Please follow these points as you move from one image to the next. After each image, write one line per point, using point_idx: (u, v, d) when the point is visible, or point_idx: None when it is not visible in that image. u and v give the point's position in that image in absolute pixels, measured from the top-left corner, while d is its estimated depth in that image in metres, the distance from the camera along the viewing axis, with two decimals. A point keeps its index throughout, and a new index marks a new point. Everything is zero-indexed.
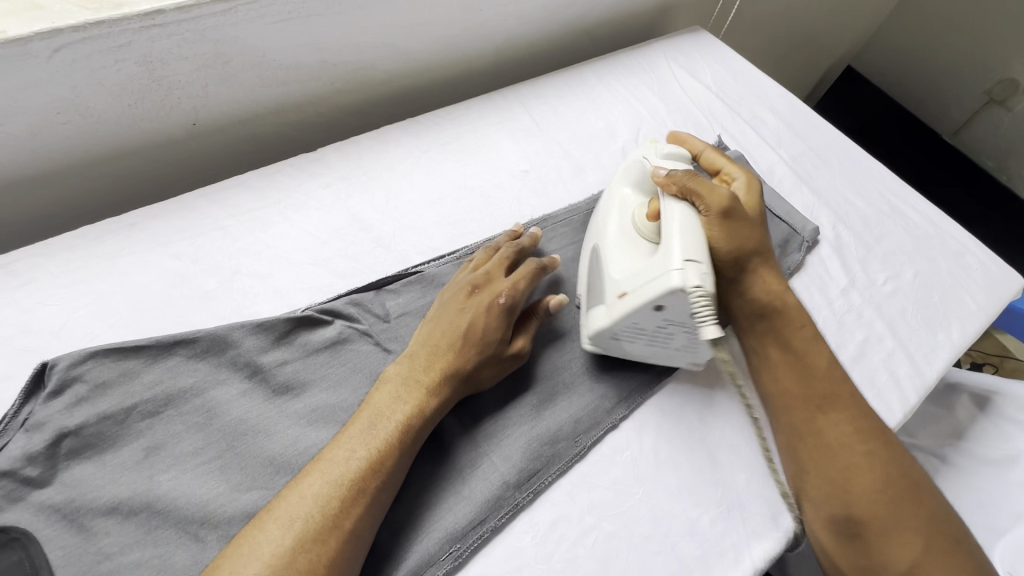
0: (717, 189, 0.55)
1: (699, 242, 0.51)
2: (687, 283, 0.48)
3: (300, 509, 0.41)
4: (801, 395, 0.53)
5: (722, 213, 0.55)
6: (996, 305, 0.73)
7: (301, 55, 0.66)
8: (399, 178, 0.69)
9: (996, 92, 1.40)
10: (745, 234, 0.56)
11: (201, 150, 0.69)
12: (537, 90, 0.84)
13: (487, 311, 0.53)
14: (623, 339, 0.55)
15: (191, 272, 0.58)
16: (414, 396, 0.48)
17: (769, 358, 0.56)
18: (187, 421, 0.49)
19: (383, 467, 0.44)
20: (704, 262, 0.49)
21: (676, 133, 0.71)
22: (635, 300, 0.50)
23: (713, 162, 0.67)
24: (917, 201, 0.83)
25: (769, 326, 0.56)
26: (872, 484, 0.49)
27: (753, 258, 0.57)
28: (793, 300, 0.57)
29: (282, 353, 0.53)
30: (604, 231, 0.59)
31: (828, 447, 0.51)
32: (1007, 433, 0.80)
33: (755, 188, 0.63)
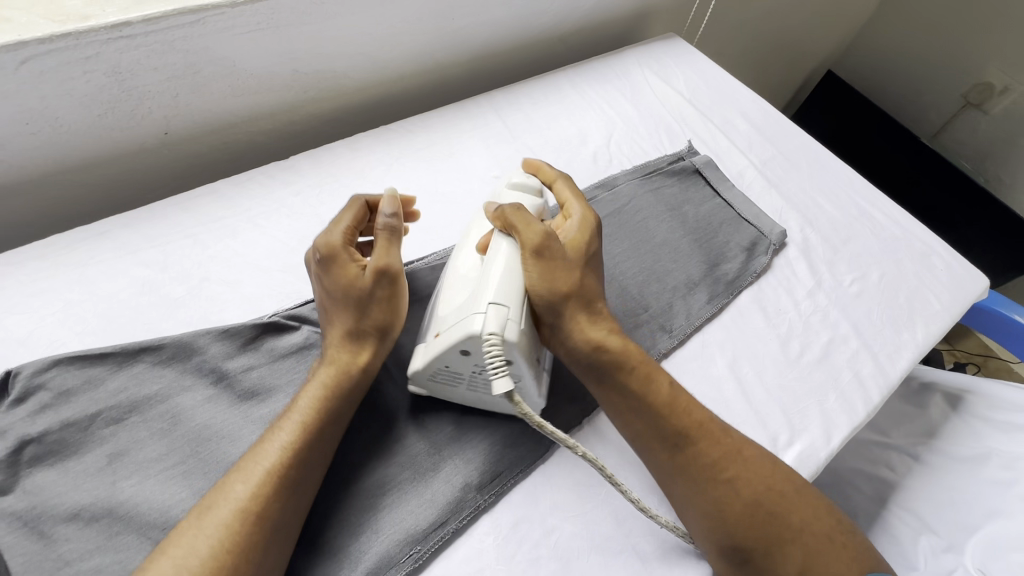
0: (532, 225, 0.52)
1: (516, 284, 0.49)
2: (483, 328, 0.47)
3: (211, 497, 0.43)
4: (647, 429, 0.51)
5: (535, 252, 0.51)
6: (960, 304, 0.75)
7: (272, 65, 0.67)
8: (370, 185, 0.70)
9: (972, 95, 1.42)
10: (559, 276, 0.51)
11: (175, 159, 0.70)
12: (510, 98, 0.85)
13: (324, 275, 0.51)
14: (441, 383, 0.53)
15: (160, 280, 0.58)
16: (325, 380, 0.49)
17: (614, 404, 0.53)
18: (151, 427, 0.49)
19: (291, 449, 0.45)
20: (512, 305, 0.48)
21: (528, 163, 0.64)
22: (444, 341, 0.49)
23: (562, 196, 0.60)
24: (885, 203, 0.85)
25: (603, 373, 0.52)
26: (744, 505, 0.48)
27: (571, 302, 0.52)
28: (618, 343, 0.53)
29: (248, 359, 0.54)
30: (450, 266, 0.56)
31: (696, 478, 0.49)
32: (978, 432, 0.81)
33: (587, 228, 0.56)
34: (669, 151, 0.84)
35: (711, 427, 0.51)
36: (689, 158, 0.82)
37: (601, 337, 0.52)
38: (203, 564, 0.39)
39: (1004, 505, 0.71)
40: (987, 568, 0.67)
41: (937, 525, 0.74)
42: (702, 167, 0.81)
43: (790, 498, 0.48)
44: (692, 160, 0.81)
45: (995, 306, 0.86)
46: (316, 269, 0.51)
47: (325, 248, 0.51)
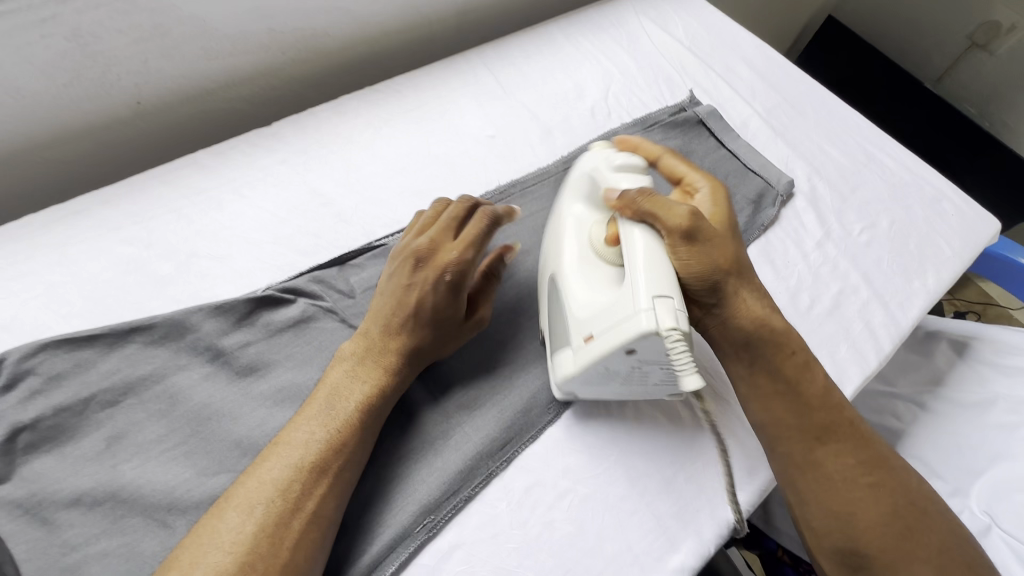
0: (677, 208, 0.48)
1: (668, 272, 0.45)
2: (659, 325, 0.42)
3: (260, 495, 0.40)
4: (793, 426, 0.50)
5: (686, 236, 0.48)
6: (971, 249, 0.73)
7: (246, 24, 0.63)
8: (360, 150, 0.67)
9: (979, 35, 1.37)
10: (711, 253, 0.49)
11: (152, 129, 0.66)
12: (501, 52, 0.80)
13: (443, 294, 0.50)
14: (593, 385, 0.49)
15: (145, 258, 0.55)
16: (371, 375, 0.48)
17: (761, 388, 0.51)
18: (149, 408, 0.48)
19: (344, 447, 0.44)
20: (676, 295, 0.44)
21: (625, 138, 0.60)
22: (603, 344, 0.45)
23: (674, 169, 0.58)
24: (894, 149, 0.82)
25: (753, 354, 0.51)
26: (881, 516, 0.46)
27: (729, 280, 0.50)
28: (778, 320, 0.52)
29: (244, 334, 0.52)
30: (559, 259, 0.52)
31: (830, 481, 0.48)
32: (983, 377, 0.80)
33: (721, 199, 0.55)
34: (670, 102, 0.80)
35: (858, 427, 0.50)
36: (691, 109, 0.78)
37: (761, 313, 0.51)
38: (264, 564, 0.38)
39: (1010, 449, 0.72)
40: (994, 511, 0.69)
41: (944, 471, 0.74)
42: (706, 118, 0.77)
43: (929, 520, 0.47)
44: (694, 110, 0.78)
45: (1002, 251, 0.84)
46: (443, 285, 0.50)
47: (459, 269, 0.50)
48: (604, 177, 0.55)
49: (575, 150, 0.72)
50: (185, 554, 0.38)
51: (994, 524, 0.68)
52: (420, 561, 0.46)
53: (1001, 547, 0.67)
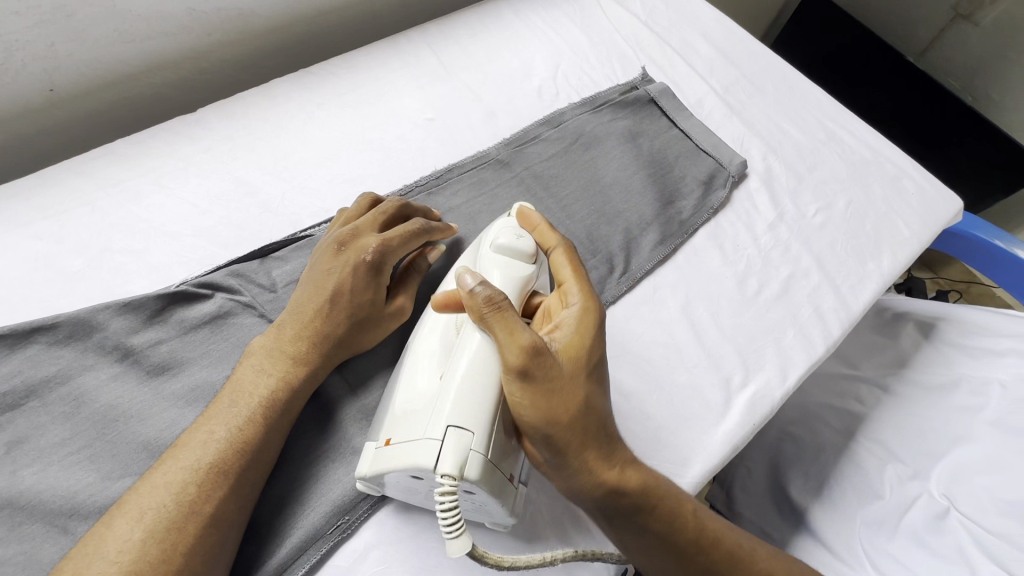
0: (519, 338, 0.40)
1: (482, 404, 0.40)
2: (440, 464, 0.38)
3: (153, 500, 0.39)
4: (661, 572, 0.44)
5: (520, 374, 0.40)
6: (930, 229, 0.71)
7: (161, 3, 0.60)
8: (290, 136, 0.64)
9: (963, 6, 1.32)
10: (546, 399, 0.40)
11: (72, 117, 0.63)
12: (445, 30, 0.77)
13: (359, 276, 0.50)
14: (393, 488, 0.44)
15: (56, 254, 0.53)
16: (279, 368, 0.46)
17: (622, 539, 0.44)
18: (53, 411, 0.46)
19: (248, 446, 0.42)
20: (479, 428, 0.39)
21: (528, 217, 0.51)
22: (394, 461, 0.40)
23: (561, 271, 0.48)
24: (855, 125, 0.79)
25: (603, 511, 0.42)
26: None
27: (569, 437, 0.40)
28: (632, 481, 0.42)
29: (156, 332, 0.50)
30: (415, 339, 0.48)
31: None
32: (949, 359, 0.79)
33: (587, 328, 0.44)
34: (622, 80, 0.77)
35: (744, 560, 0.45)
36: (642, 87, 0.75)
37: (616, 478, 0.42)
38: (155, 570, 0.36)
39: (972, 432, 0.70)
40: (952, 494, 0.66)
41: (904, 453, 0.72)
42: (657, 96, 0.74)
43: None
44: (646, 89, 0.75)
45: (973, 231, 0.86)
46: (360, 267, 0.50)
47: (381, 252, 0.51)
48: (481, 254, 0.49)
49: (517, 132, 0.69)
50: (72, 563, 0.36)
51: (952, 506, 0.66)
52: (334, 562, 0.44)
53: (958, 531, 0.64)
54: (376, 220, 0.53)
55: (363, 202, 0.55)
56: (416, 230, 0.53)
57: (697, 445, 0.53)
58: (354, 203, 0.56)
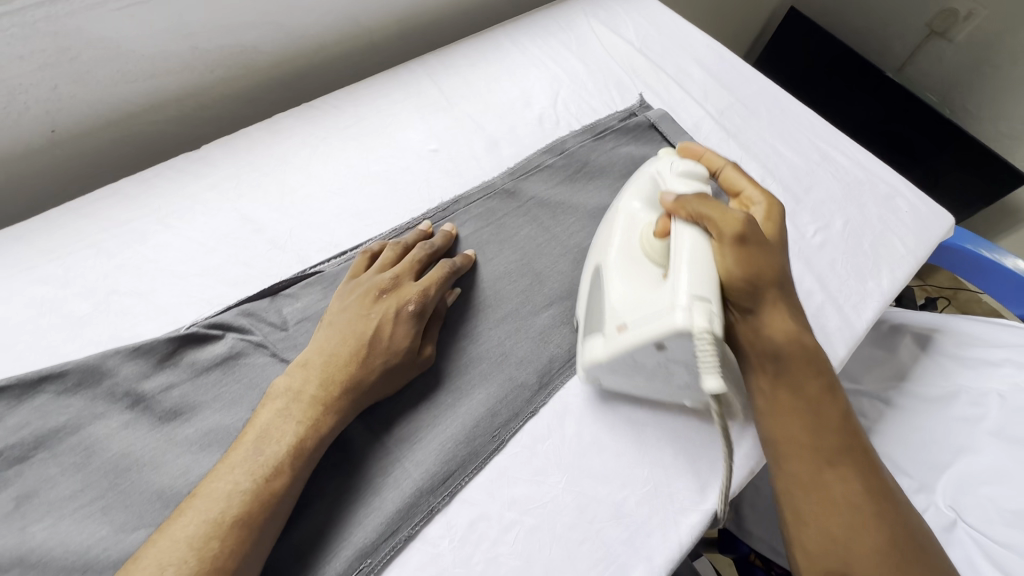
0: (733, 214, 0.50)
1: (708, 276, 0.47)
2: (693, 323, 0.44)
3: (174, 555, 0.38)
4: (808, 443, 0.49)
5: (740, 237, 0.49)
6: (925, 247, 0.72)
7: (164, 43, 0.60)
8: (295, 171, 0.64)
9: (936, 24, 1.38)
10: (763, 263, 0.50)
11: (72, 157, 0.63)
12: (446, 61, 0.78)
13: (401, 323, 0.52)
14: (618, 373, 0.51)
15: (61, 298, 0.52)
16: (307, 416, 0.46)
17: (776, 402, 0.51)
18: (62, 462, 0.45)
19: (271, 498, 0.42)
20: (713, 300, 0.45)
21: (694, 148, 0.64)
22: (636, 335, 0.46)
23: (734, 183, 0.61)
24: (847, 145, 0.81)
25: (779, 371, 0.51)
26: (875, 543, 0.44)
27: (769, 291, 0.51)
28: (812, 343, 0.52)
29: (166, 376, 0.49)
30: (609, 243, 0.55)
31: (834, 503, 0.46)
32: (948, 371, 0.79)
33: (776, 214, 0.57)
34: (620, 107, 0.78)
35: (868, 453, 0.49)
36: (641, 114, 0.77)
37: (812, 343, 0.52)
38: None
39: (974, 442, 0.70)
40: (959, 505, 0.67)
41: (909, 467, 0.74)
42: (657, 121, 0.76)
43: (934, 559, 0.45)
44: (645, 115, 0.76)
45: (962, 243, 0.87)
46: (405, 314, 0.52)
47: (422, 302, 0.53)
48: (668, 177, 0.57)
49: (521, 161, 0.70)
50: None
51: (960, 518, 0.67)
52: None
53: (966, 543, 0.65)
54: (411, 270, 0.56)
55: (395, 248, 0.57)
56: (448, 276, 0.56)
57: (715, 473, 0.53)
58: (383, 249, 0.57)
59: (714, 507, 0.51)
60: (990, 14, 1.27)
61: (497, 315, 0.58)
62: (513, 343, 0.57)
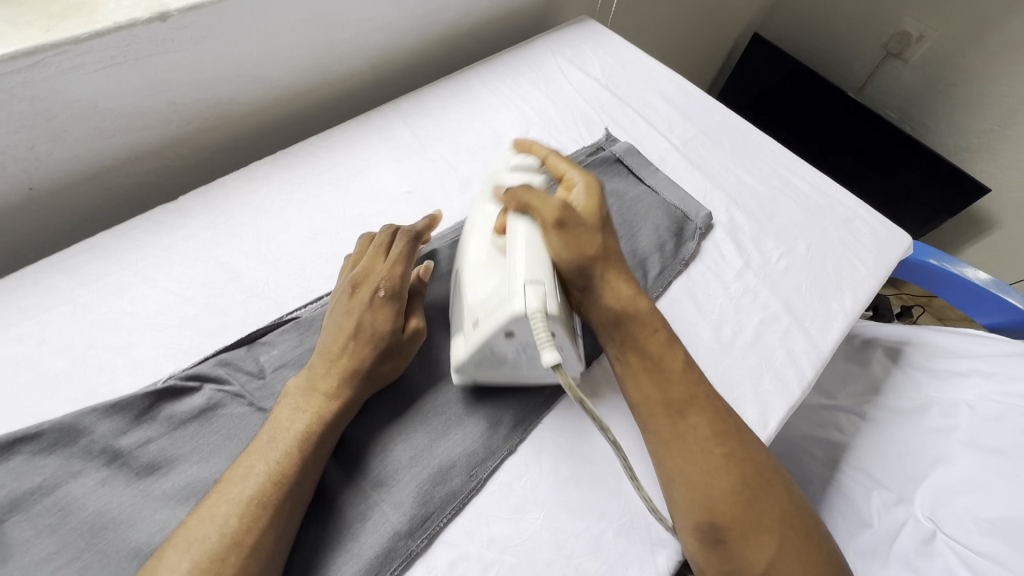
0: (548, 201, 0.56)
1: (542, 262, 0.53)
2: (528, 306, 0.49)
3: (199, 531, 0.41)
4: (660, 400, 0.53)
5: (557, 223, 0.55)
6: (885, 267, 0.75)
7: (141, 99, 0.62)
8: (272, 219, 0.65)
9: (892, 45, 1.45)
10: (581, 243, 0.56)
11: (50, 213, 0.64)
12: (418, 103, 0.81)
13: (375, 309, 0.54)
14: (488, 368, 0.54)
15: (38, 355, 0.53)
16: (314, 405, 0.49)
17: (631, 365, 0.56)
18: (37, 523, 0.44)
19: (287, 480, 0.45)
20: (547, 282, 0.51)
21: (523, 142, 0.67)
22: (486, 327, 0.51)
23: (557, 169, 0.63)
24: (806, 171, 0.85)
25: (622, 334, 0.57)
26: (732, 485, 0.49)
27: (596, 265, 0.57)
28: (644, 305, 0.58)
29: (144, 431, 0.49)
30: (464, 254, 0.58)
31: (690, 452, 0.51)
32: (917, 382, 0.82)
33: (594, 191, 0.60)
34: (588, 142, 0.81)
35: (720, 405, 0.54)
36: (608, 148, 0.80)
37: (643, 306, 0.58)
38: None
39: (947, 452, 0.71)
40: (936, 516, 0.67)
41: (887, 480, 0.74)
42: (623, 155, 0.79)
43: (776, 489, 0.50)
44: (611, 149, 0.79)
45: (924, 258, 0.91)
46: (379, 300, 0.54)
47: (392, 284, 0.55)
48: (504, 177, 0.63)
49: None
50: None
51: (938, 529, 0.66)
52: None
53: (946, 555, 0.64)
54: (380, 255, 0.57)
55: (364, 243, 0.60)
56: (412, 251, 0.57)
57: None
58: (357, 247, 0.60)
59: None
60: (941, 36, 1.34)
61: None
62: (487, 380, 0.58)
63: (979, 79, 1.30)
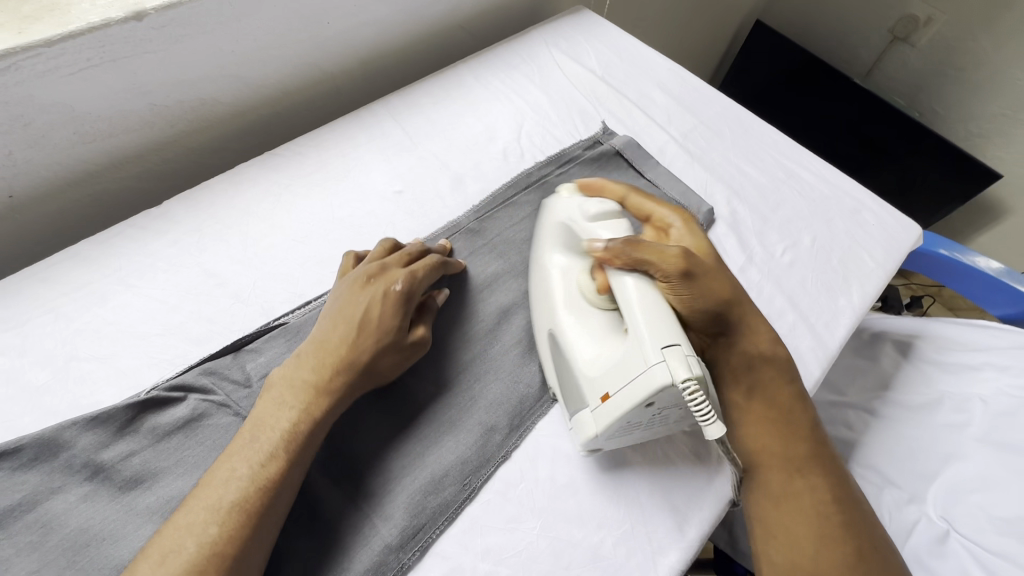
0: (670, 252, 0.50)
1: (670, 320, 0.46)
2: (675, 376, 0.43)
3: (175, 541, 0.39)
4: (779, 452, 0.52)
5: (684, 274, 0.50)
6: (894, 260, 0.73)
7: (121, 101, 0.60)
8: (259, 222, 0.64)
9: (899, 30, 1.41)
10: (715, 282, 0.53)
11: (34, 220, 0.62)
12: (409, 100, 0.78)
13: (387, 303, 0.52)
14: (618, 437, 0.50)
15: (19, 367, 0.51)
16: (302, 401, 0.47)
17: (756, 412, 0.54)
18: (17, 541, 0.43)
19: (268, 483, 0.43)
20: (683, 341, 0.45)
21: (588, 184, 0.62)
22: (620, 405, 0.46)
23: (641, 207, 0.62)
24: (811, 161, 0.82)
25: (752, 379, 0.54)
26: (841, 558, 0.46)
27: (731, 311, 0.54)
28: (782, 352, 0.55)
29: (127, 444, 0.48)
30: (553, 300, 0.56)
31: (801, 509, 0.49)
32: (930, 377, 0.78)
33: (695, 232, 0.60)
34: (584, 136, 0.79)
35: (840, 466, 0.52)
36: (605, 142, 0.77)
37: (771, 348, 0.55)
38: None
39: (962, 449, 0.69)
40: (950, 516, 0.65)
41: (900, 479, 0.71)
42: (622, 149, 0.77)
43: (889, 563, 0.47)
44: (609, 143, 0.77)
45: (933, 248, 0.88)
46: (392, 294, 0.52)
47: (408, 283, 0.53)
48: (587, 228, 0.57)
49: (486, 198, 0.70)
50: None
51: (952, 529, 0.64)
52: None
53: (961, 555, 0.63)
54: (405, 258, 0.57)
55: (385, 245, 0.59)
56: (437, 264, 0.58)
57: (691, 507, 0.52)
58: (376, 246, 0.59)
59: (694, 545, 0.50)
60: (950, 19, 1.30)
61: (467, 358, 0.58)
62: (481, 384, 0.56)
63: (991, 62, 1.26)
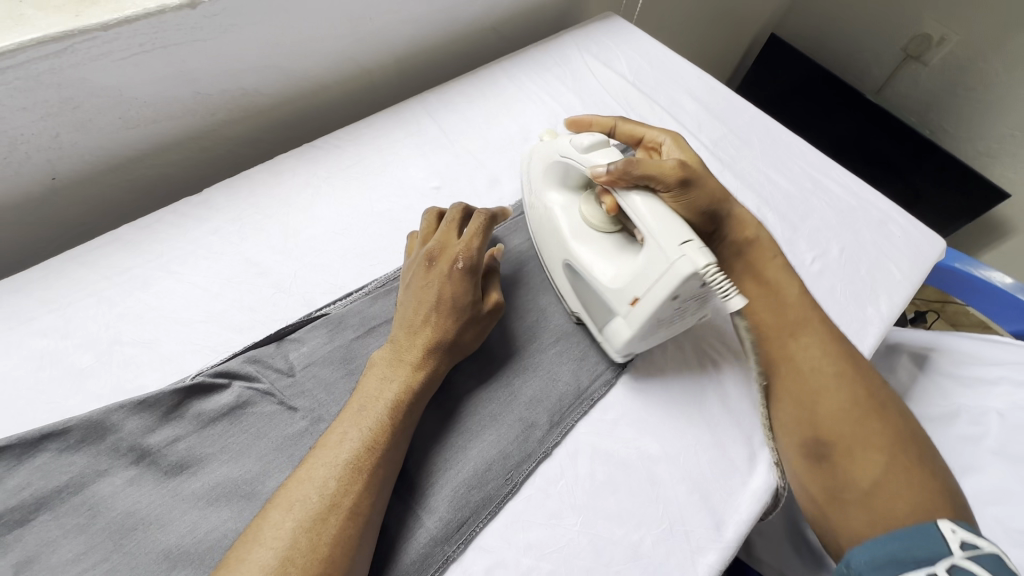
0: (666, 163, 0.55)
1: (676, 220, 0.49)
2: (696, 264, 0.46)
3: (301, 491, 0.40)
4: (775, 322, 0.59)
5: (681, 183, 0.56)
6: (920, 272, 0.74)
7: (167, 88, 0.60)
8: (299, 213, 0.64)
9: (911, 48, 1.43)
10: (710, 183, 0.59)
11: (73, 204, 0.62)
12: (444, 98, 0.79)
13: (450, 282, 0.52)
14: (649, 338, 0.55)
15: (62, 349, 0.51)
16: (403, 375, 0.48)
17: (749, 291, 0.62)
18: (64, 523, 0.43)
19: (380, 444, 0.44)
20: (694, 235, 0.48)
21: (574, 120, 0.72)
22: (650, 302, 0.50)
23: (631, 132, 0.69)
24: (838, 173, 0.83)
25: (747, 259, 0.63)
26: (839, 404, 0.54)
27: (725, 208, 0.61)
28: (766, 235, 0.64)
29: (172, 430, 0.48)
30: (563, 232, 0.60)
31: (799, 371, 0.56)
32: (944, 389, 0.77)
33: (682, 144, 0.65)
34: None
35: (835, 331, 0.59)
36: None
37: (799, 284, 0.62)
38: (304, 558, 0.37)
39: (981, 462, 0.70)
40: None
41: None
42: None
43: (890, 416, 0.53)
44: None
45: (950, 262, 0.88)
46: (457, 274, 0.53)
47: (469, 257, 0.53)
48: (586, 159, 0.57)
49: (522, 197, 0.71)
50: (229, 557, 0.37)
51: None
52: None
53: None
54: (451, 229, 0.56)
55: (431, 217, 0.59)
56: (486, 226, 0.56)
57: (728, 508, 0.52)
58: (423, 220, 0.59)
59: (733, 545, 0.50)
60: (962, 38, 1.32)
61: (506, 354, 0.58)
62: (521, 382, 0.56)
63: (1001, 82, 1.28)
